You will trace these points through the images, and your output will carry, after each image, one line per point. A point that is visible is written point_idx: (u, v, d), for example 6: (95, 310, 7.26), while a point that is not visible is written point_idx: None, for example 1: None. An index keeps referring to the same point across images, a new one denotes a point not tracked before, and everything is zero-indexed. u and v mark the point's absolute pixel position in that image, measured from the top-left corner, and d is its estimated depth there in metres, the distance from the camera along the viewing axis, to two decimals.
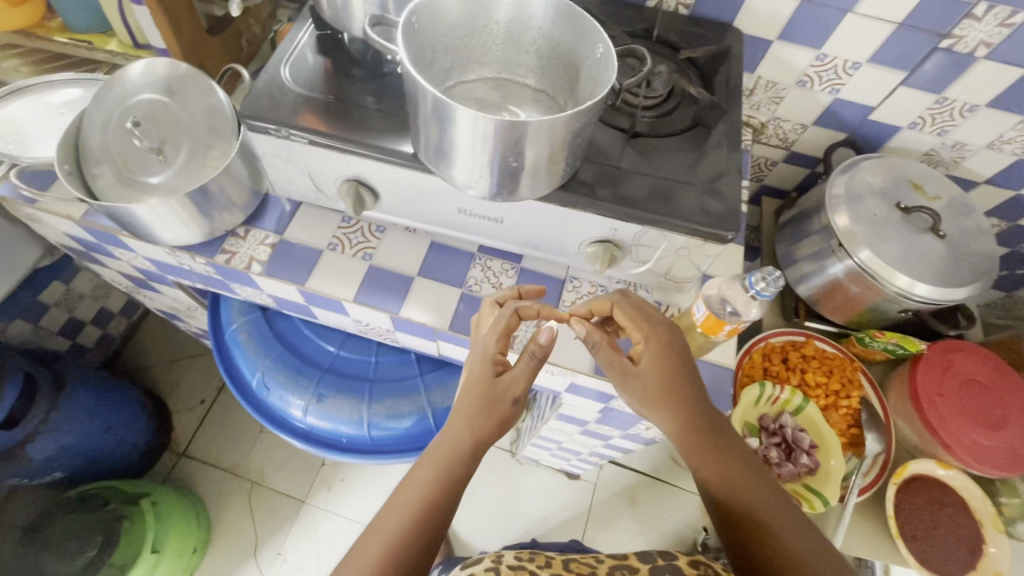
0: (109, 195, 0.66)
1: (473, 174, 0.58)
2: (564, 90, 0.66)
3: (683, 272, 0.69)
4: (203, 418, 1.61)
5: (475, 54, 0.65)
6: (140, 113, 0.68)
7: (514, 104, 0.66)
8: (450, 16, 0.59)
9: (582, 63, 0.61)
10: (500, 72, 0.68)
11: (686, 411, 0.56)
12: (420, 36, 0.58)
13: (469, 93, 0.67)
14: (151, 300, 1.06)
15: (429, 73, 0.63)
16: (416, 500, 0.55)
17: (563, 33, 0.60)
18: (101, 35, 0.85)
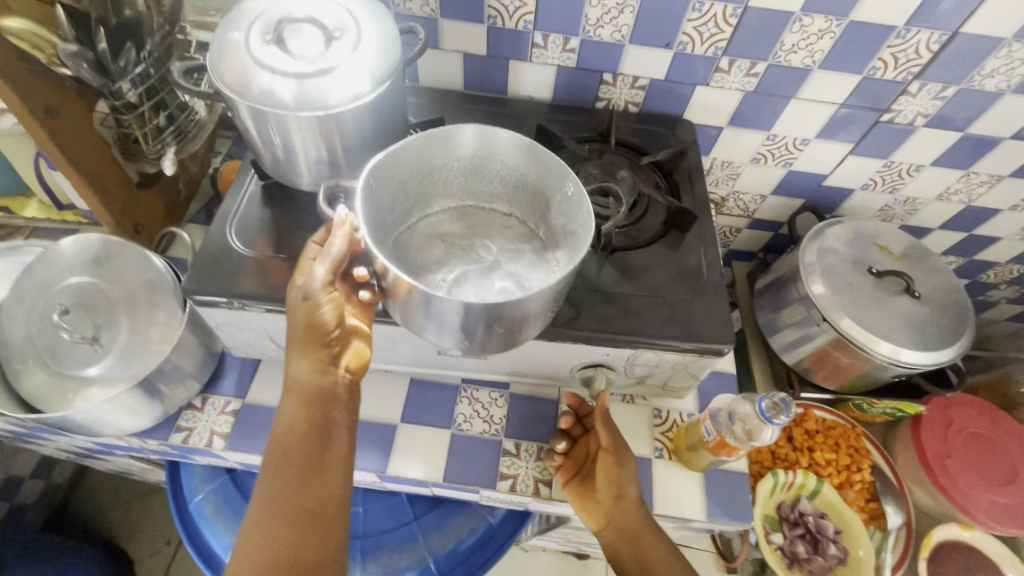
0: (42, 398, 0.59)
1: (450, 337, 0.51)
2: (535, 214, 0.63)
3: (680, 381, 0.66)
4: (170, 562, 1.44)
5: (436, 188, 0.62)
6: (68, 298, 0.62)
7: (483, 234, 0.63)
8: (406, 165, 0.56)
9: (553, 193, 0.58)
10: (464, 202, 0.65)
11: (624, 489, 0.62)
12: (377, 190, 0.54)
13: (433, 229, 0.63)
14: (101, 464, 0.95)
15: (389, 219, 0.59)
16: (288, 453, 0.51)
17: (530, 166, 0.58)
18: (18, 197, 0.78)
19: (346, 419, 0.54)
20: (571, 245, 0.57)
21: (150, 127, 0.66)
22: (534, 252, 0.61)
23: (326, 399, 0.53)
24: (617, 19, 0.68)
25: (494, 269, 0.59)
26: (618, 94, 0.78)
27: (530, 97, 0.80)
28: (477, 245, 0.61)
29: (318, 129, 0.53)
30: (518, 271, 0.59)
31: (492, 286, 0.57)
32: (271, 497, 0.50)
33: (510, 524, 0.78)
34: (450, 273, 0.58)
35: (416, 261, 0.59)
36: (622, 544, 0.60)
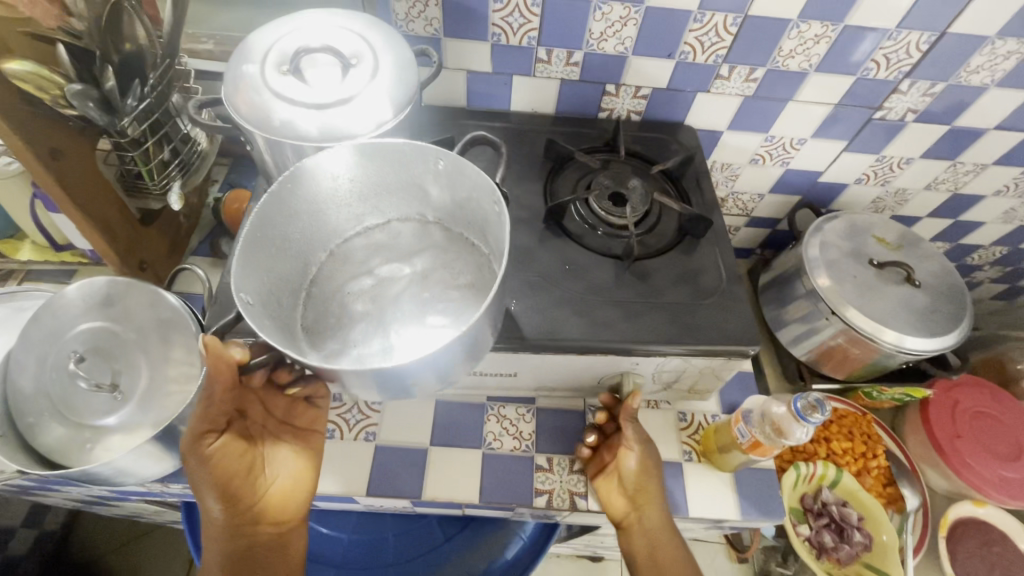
0: (59, 452, 0.56)
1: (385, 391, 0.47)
2: (415, 209, 0.62)
3: (706, 384, 0.68)
4: None
5: (306, 241, 0.59)
6: (83, 345, 0.60)
7: (384, 255, 0.61)
8: (260, 249, 0.53)
9: (419, 177, 0.57)
10: (345, 236, 0.62)
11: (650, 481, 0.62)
12: (249, 273, 0.51)
13: (335, 276, 0.60)
14: (109, 509, 0.91)
15: (278, 291, 0.56)
16: None
17: (382, 170, 0.56)
18: (10, 240, 0.75)
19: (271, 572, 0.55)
20: (474, 215, 0.59)
21: (154, 163, 0.64)
22: (442, 244, 0.61)
23: (246, 553, 0.55)
24: (620, 32, 0.69)
25: (418, 278, 0.58)
26: (619, 104, 0.79)
27: (533, 110, 0.81)
28: (390, 271, 0.59)
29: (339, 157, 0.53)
30: (434, 273, 0.58)
31: (432, 300, 0.56)
32: None
33: (542, 536, 0.78)
34: (382, 313, 0.56)
35: (336, 315, 0.57)
36: (637, 540, 0.60)
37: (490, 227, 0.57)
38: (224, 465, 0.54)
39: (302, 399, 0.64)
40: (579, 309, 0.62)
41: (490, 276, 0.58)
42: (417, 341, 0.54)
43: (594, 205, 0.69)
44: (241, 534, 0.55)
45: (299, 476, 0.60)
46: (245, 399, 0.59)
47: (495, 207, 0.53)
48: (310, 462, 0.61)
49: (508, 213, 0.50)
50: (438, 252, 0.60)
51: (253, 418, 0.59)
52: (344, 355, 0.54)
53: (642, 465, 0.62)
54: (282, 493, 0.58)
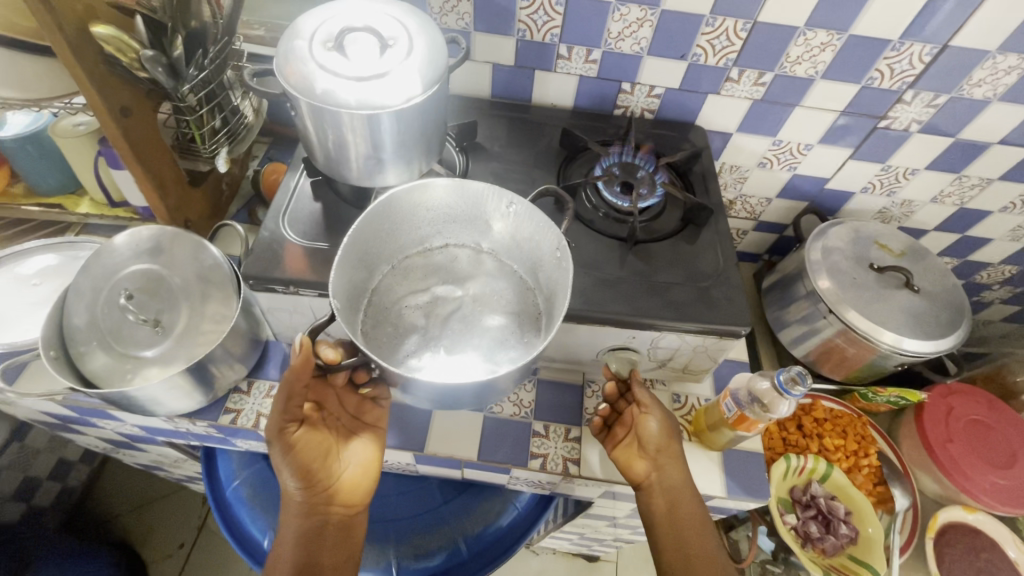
0: (105, 376, 0.63)
1: (428, 398, 0.55)
2: (472, 236, 0.70)
3: (700, 365, 0.71)
4: (184, 564, 1.44)
5: (378, 251, 0.66)
6: (131, 285, 0.66)
7: (440, 276, 0.67)
8: (350, 253, 0.60)
9: (490, 211, 0.66)
10: (406, 256, 0.69)
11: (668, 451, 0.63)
12: (340, 275, 0.58)
13: (394, 289, 0.66)
14: (135, 455, 0.98)
15: (351, 296, 0.62)
16: None
17: (458, 198, 0.65)
18: (72, 196, 0.84)
19: (337, 552, 0.60)
20: (530, 251, 0.66)
21: (206, 128, 0.71)
22: (494, 270, 0.68)
23: (321, 530, 0.60)
24: (636, 33, 0.74)
25: (472, 299, 0.65)
26: (634, 102, 0.84)
27: (553, 104, 0.86)
28: (445, 288, 0.66)
29: (371, 128, 0.59)
30: (487, 296, 0.66)
31: (483, 318, 0.63)
32: None
33: (536, 508, 0.81)
34: (434, 328, 0.62)
35: (394, 326, 0.63)
36: (657, 502, 0.62)
37: (544, 266, 0.65)
38: (303, 447, 0.60)
39: (370, 400, 0.68)
40: (584, 283, 0.66)
41: (532, 304, 0.66)
42: (463, 363, 0.60)
43: (603, 191, 0.75)
44: (316, 513, 0.60)
45: (367, 466, 0.65)
46: (325, 394, 0.65)
47: (556, 254, 0.61)
48: (378, 452, 0.66)
49: (571, 259, 0.58)
50: (489, 279, 0.67)
51: (330, 412, 0.65)
52: (400, 362, 0.60)
53: (662, 432, 0.63)
54: (352, 481, 0.63)
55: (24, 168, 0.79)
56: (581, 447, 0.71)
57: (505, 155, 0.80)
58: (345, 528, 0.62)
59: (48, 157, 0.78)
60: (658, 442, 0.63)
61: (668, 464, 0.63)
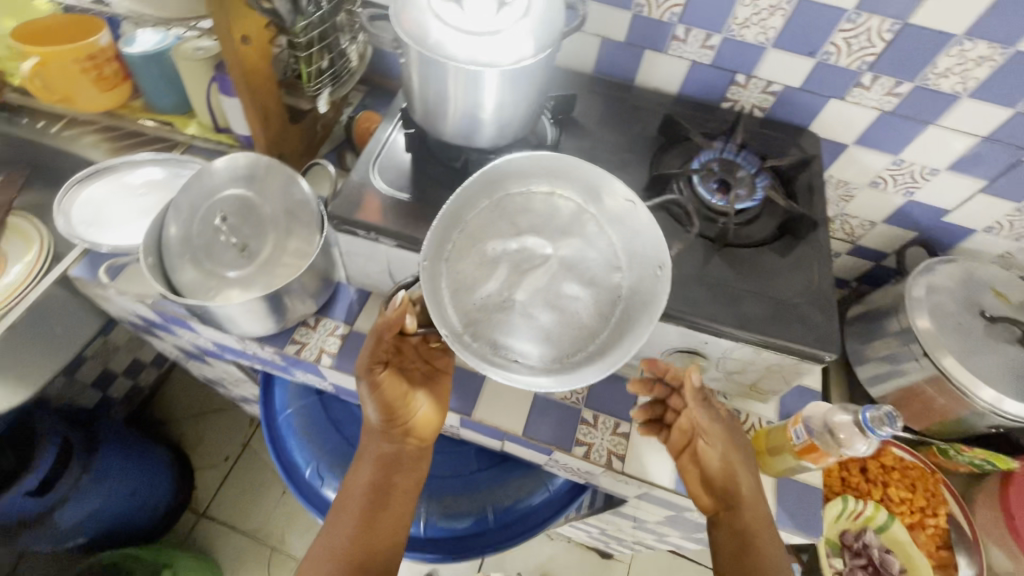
0: (192, 289, 0.66)
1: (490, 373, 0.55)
2: (585, 188, 0.62)
3: (769, 384, 0.67)
4: (226, 475, 1.61)
5: (479, 181, 0.60)
6: (227, 208, 0.69)
7: (535, 224, 0.61)
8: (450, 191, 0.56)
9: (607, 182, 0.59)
10: (506, 193, 0.62)
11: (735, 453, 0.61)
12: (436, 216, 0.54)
13: (484, 224, 0.60)
14: (202, 367, 1.05)
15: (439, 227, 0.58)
16: (356, 506, 0.62)
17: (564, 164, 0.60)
18: (183, 116, 0.89)
19: (406, 482, 0.65)
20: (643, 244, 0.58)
21: (314, 67, 0.73)
22: (599, 236, 0.61)
23: (394, 460, 0.65)
24: (765, 21, 0.69)
25: (569, 265, 0.59)
26: (746, 97, 0.79)
27: (656, 88, 0.82)
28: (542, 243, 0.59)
29: (475, 87, 0.58)
30: (586, 266, 0.59)
31: (569, 298, 0.58)
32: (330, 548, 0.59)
33: (569, 494, 0.81)
34: (512, 285, 0.58)
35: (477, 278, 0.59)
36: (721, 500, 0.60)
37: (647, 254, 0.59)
38: (387, 385, 0.62)
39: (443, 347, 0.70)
40: None
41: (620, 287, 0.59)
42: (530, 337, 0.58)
43: (698, 186, 0.71)
44: (393, 443, 0.65)
45: (439, 410, 0.68)
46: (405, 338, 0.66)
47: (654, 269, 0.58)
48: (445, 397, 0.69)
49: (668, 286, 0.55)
50: (586, 243, 0.60)
51: (406, 357, 0.67)
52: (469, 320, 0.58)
53: (724, 435, 0.61)
54: (426, 420, 0.67)
55: (146, 84, 0.84)
56: (626, 444, 0.69)
57: (599, 133, 0.77)
58: (415, 460, 0.66)
59: (168, 75, 0.83)
60: (730, 454, 0.60)
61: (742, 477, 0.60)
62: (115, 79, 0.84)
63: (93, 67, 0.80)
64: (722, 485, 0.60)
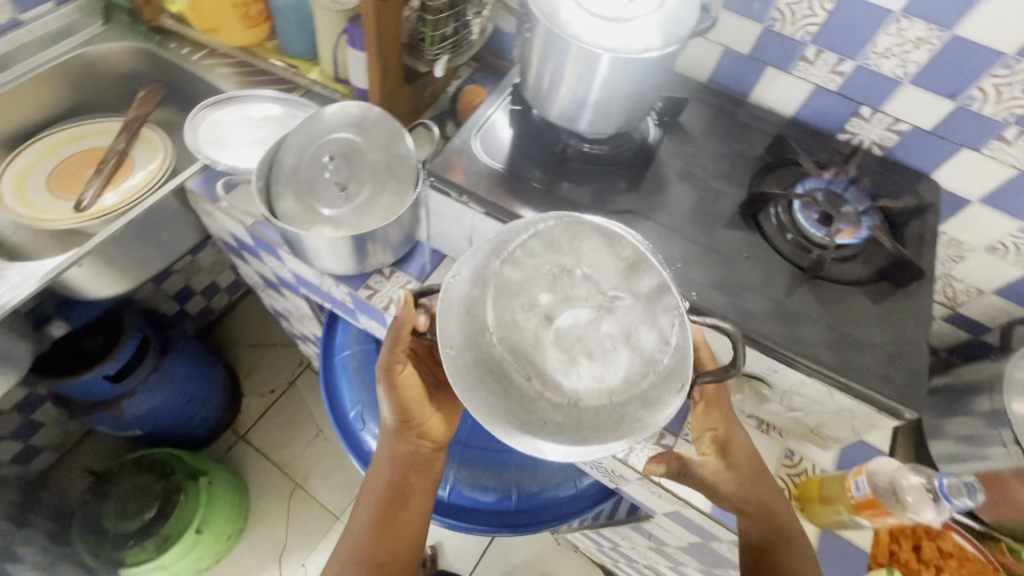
0: (289, 217, 0.71)
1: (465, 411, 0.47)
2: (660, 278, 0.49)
3: (833, 431, 0.64)
4: (270, 406, 1.70)
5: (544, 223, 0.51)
6: (335, 150, 0.74)
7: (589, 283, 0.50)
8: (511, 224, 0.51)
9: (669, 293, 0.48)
10: (582, 236, 0.51)
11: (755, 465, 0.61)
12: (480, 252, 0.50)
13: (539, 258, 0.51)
14: (274, 299, 1.13)
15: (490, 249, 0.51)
16: (374, 508, 0.65)
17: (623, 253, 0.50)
18: (307, 62, 0.95)
19: (426, 482, 0.67)
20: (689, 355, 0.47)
21: (439, 33, 0.76)
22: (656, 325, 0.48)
23: (412, 462, 0.67)
24: (908, 54, 0.66)
25: (612, 341, 0.48)
26: (867, 131, 0.75)
27: (770, 108, 0.80)
28: (602, 317, 0.49)
29: (594, 70, 0.59)
30: (632, 350, 0.47)
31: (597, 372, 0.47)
32: (353, 548, 0.63)
33: (594, 494, 0.81)
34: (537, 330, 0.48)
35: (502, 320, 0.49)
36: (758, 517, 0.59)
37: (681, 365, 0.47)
38: (405, 389, 0.64)
39: None
40: (742, 295, 0.62)
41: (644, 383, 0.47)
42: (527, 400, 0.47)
43: (798, 212, 0.68)
44: (409, 446, 0.67)
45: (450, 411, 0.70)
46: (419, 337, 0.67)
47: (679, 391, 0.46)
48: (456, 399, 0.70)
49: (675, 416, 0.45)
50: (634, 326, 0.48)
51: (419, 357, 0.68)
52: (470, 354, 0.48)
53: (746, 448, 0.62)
54: (440, 423, 0.69)
55: (283, 27, 0.90)
56: None
57: (702, 142, 0.76)
58: (431, 458, 0.69)
59: (304, 22, 0.89)
60: (731, 472, 0.60)
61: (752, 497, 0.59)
62: (257, 18, 0.91)
63: (242, 4, 0.88)
64: (757, 503, 0.59)
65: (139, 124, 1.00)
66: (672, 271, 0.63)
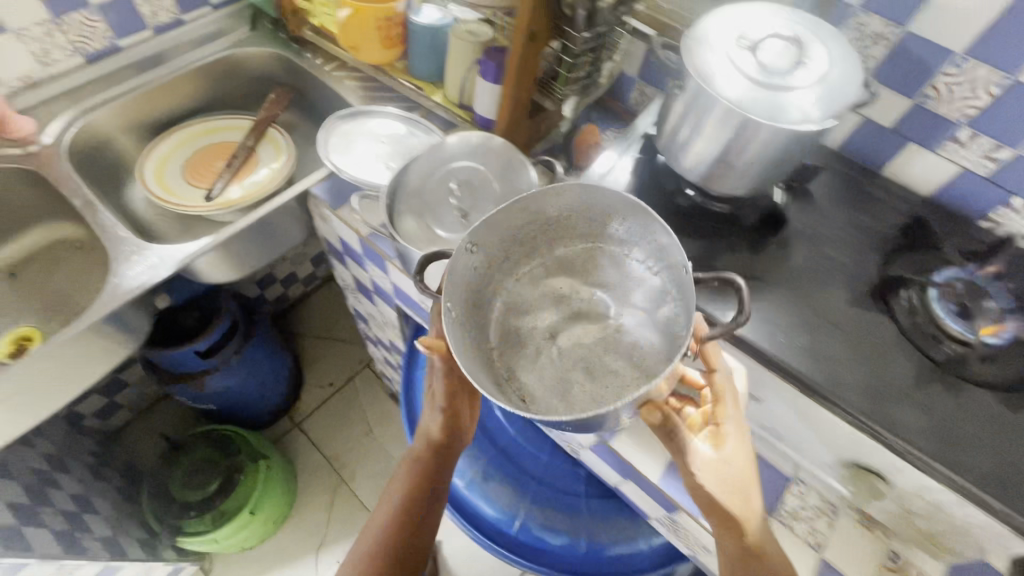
0: (410, 236, 0.72)
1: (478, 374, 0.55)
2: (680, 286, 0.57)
3: (951, 542, 0.59)
4: (327, 398, 1.76)
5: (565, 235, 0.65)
6: (460, 177, 0.76)
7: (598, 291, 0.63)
8: (527, 215, 0.61)
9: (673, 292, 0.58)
10: (596, 253, 0.64)
11: (749, 479, 0.58)
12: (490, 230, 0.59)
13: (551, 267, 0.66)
14: (361, 302, 1.17)
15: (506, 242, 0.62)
16: (399, 509, 0.68)
17: (637, 266, 0.62)
18: (431, 85, 0.99)
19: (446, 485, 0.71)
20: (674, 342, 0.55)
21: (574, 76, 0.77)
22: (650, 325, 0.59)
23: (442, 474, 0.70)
24: None
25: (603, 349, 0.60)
26: (1013, 223, 0.70)
27: (903, 184, 0.77)
28: (620, 344, 0.60)
29: (740, 133, 0.58)
30: (638, 359, 0.58)
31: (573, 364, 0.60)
32: (375, 542, 0.67)
33: (666, 559, 0.78)
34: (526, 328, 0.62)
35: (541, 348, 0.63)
36: (730, 529, 0.58)
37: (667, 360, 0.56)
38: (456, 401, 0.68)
39: None
40: (866, 380, 0.58)
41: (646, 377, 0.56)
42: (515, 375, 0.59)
43: (935, 300, 0.62)
44: (440, 454, 0.70)
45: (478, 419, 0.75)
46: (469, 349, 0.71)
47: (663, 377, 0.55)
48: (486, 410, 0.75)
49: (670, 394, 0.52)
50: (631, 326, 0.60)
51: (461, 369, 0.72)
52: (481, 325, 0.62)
53: (743, 457, 0.57)
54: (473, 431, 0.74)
55: (416, 51, 0.95)
56: None
57: (828, 212, 0.74)
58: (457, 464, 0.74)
59: (437, 47, 0.93)
60: (722, 470, 0.56)
61: (739, 505, 0.57)
62: (392, 41, 0.94)
63: (384, 27, 0.90)
64: (739, 515, 0.57)
65: (268, 124, 1.07)
66: (792, 346, 0.61)
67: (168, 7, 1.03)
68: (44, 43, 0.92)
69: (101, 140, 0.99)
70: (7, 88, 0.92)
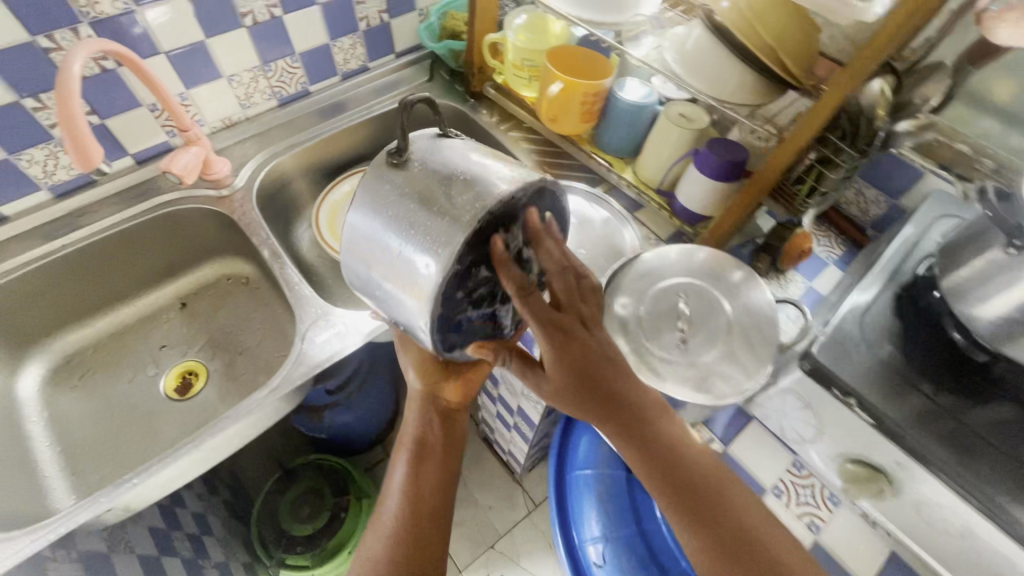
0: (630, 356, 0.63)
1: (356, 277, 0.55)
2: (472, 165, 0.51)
3: None
4: None
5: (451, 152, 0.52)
6: (680, 293, 0.68)
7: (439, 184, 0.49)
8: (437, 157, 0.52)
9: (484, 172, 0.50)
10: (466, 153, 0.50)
11: (622, 398, 0.54)
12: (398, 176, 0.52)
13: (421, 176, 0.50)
14: None
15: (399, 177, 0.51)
16: (403, 489, 0.61)
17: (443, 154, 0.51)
18: (620, 160, 0.93)
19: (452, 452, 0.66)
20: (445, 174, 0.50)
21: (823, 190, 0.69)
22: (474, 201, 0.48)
23: (435, 436, 0.66)
24: None
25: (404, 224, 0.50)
26: None
27: None
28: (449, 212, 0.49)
29: None
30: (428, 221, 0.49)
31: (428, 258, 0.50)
32: (388, 537, 0.58)
33: None
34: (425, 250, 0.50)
35: (408, 272, 0.49)
36: (662, 473, 0.53)
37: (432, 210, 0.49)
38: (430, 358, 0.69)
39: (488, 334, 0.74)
40: None
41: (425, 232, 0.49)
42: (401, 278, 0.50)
43: None
44: (432, 419, 0.67)
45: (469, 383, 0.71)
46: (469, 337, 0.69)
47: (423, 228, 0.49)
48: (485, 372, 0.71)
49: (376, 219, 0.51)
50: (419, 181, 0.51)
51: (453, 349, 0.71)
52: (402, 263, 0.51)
53: (616, 371, 0.54)
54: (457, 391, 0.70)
55: (613, 126, 0.88)
56: None
57: None
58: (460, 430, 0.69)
59: (638, 125, 0.87)
60: (571, 370, 0.53)
61: (611, 391, 0.53)
62: (589, 114, 0.88)
63: (588, 102, 0.85)
64: (641, 439, 0.54)
65: None
66: None
67: (358, 56, 1.03)
68: (249, 87, 0.93)
69: (281, 181, 1.00)
70: (210, 128, 0.94)
